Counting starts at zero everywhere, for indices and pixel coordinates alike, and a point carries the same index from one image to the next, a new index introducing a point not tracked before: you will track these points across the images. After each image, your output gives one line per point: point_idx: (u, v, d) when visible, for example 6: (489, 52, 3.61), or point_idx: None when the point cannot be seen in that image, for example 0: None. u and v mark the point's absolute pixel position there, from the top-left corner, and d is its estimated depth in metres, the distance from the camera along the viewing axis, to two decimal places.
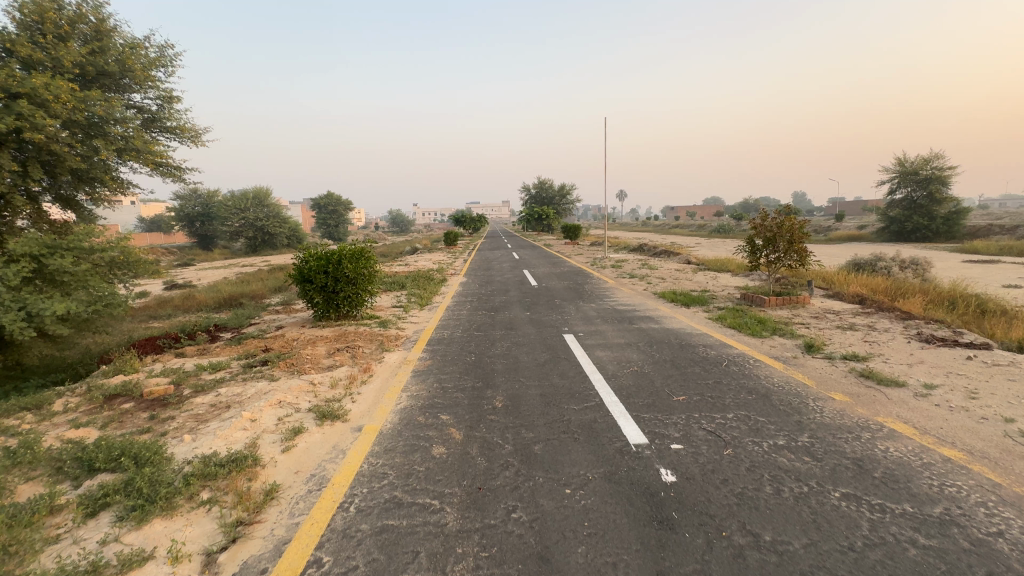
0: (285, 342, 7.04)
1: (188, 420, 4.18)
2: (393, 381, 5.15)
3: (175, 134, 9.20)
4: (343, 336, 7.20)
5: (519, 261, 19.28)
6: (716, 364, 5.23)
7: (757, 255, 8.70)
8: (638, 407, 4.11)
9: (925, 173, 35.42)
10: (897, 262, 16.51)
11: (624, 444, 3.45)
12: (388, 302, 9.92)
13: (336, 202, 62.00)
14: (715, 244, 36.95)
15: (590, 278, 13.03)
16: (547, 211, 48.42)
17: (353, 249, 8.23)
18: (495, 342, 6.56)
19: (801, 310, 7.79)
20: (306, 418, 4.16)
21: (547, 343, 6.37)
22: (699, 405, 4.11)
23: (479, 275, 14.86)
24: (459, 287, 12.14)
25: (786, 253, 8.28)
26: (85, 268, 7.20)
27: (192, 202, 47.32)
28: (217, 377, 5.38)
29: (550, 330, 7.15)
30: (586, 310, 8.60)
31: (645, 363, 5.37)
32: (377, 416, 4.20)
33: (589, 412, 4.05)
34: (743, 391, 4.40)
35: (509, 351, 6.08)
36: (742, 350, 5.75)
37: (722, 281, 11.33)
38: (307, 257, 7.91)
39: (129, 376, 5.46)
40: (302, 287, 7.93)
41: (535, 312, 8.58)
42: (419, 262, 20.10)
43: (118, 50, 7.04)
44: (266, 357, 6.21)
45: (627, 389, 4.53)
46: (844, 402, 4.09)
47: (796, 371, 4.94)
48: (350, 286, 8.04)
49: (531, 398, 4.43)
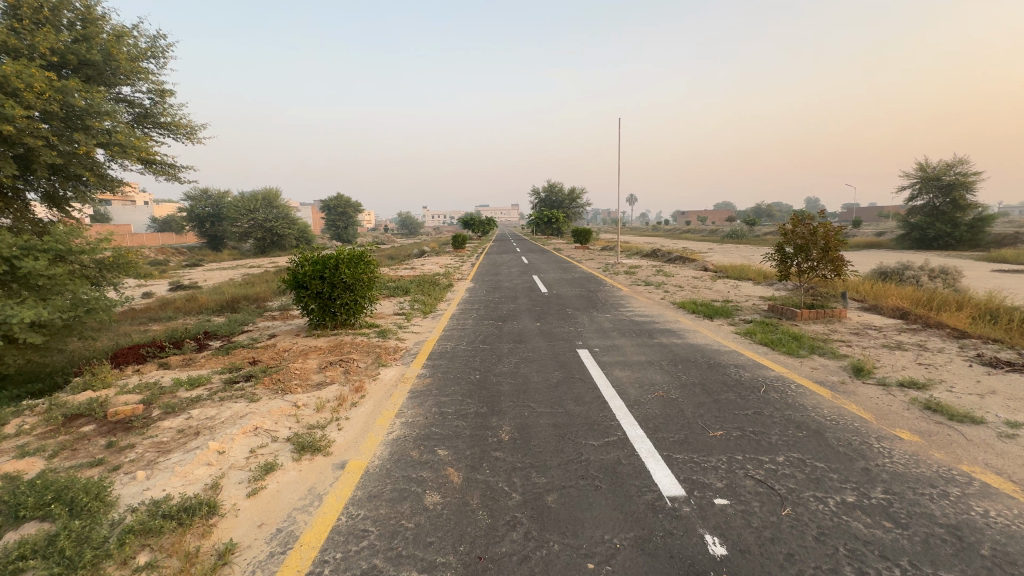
0: (275, 353, 6.52)
1: (150, 450, 3.64)
2: (386, 404, 4.58)
3: (168, 131, 8.79)
4: (337, 348, 6.66)
5: (528, 266, 18.68)
6: (753, 390, 4.60)
7: (787, 264, 8.03)
8: (669, 446, 3.49)
9: (948, 179, 34.36)
10: (925, 271, 15.72)
11: (656, 496, 2.84)
12: (390, 308, 9.38)
13: (345, 204, 61.86)
14: (729, 250, 36.09)
15: (603, 285, 12.42)
16: (557, 216, 47.75)
17: (352, 252, 7.67)
18: (502, 357, 5.98)
19: (837, 325, 7.11)
20: (282, 451, 3.60)
21: (560, 360, 5.77)
22: (742, 444, 3.48)
23: (487, 280, 14.34)
24: (465, 293, 11.60)
25: (821, 262, 7.61)
26: (63, 272, 6.77)
27: (202, 203, 47.42)
28: (193, 395, 4.86)
29: (562, 344, 6.55)
30: (601, 322, 7.98)
31: (672, 386, 4.75)
32: (365, 449, 3.63)
33: (611, 450, 3.45)
34: (791, 426, 3.77)
35: (517, 368, 5.49)
36: (780, 372, 5.10)
37: (744, 291, 10.66)
38: (302, 262, 7.39)
39: (98, 392, 4.97)
40: (296, 293, 7.42)
41: (546, 323, 7.98)
42: (426, 265, 19.70)
43: (103, 38, 6.60)
44: (251, 371, 5.68)
45: (654, 421, 3.92)
46: (914, 444, 3.44)
47: (847, 401, 4.29)
48: (348, 292, 7.50)
49: (543, 429, 3.83)
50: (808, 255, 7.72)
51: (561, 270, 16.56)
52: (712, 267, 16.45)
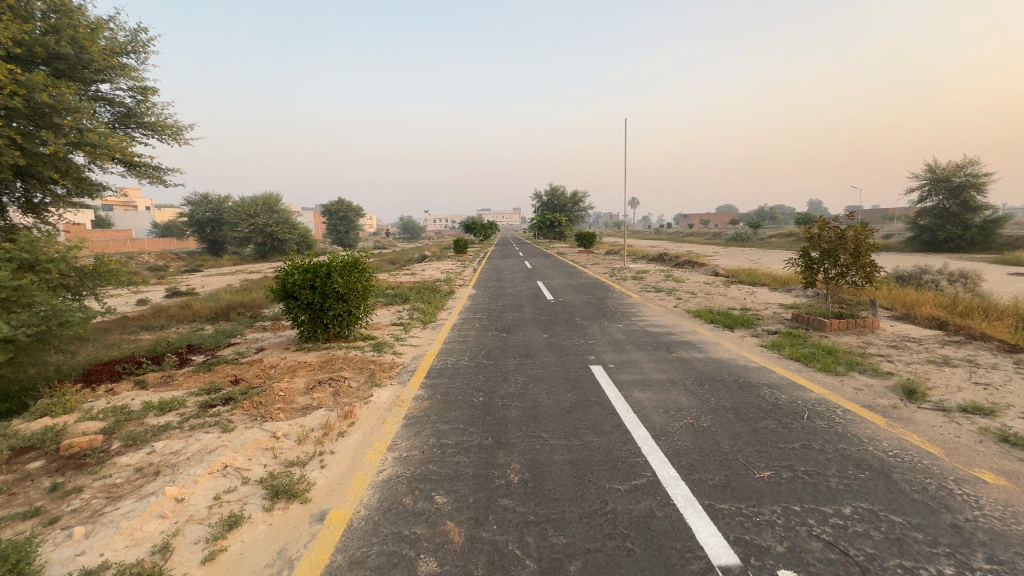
0: (260, 370, 5.98)
1: (98, 496, 3.10)
2: (377, 434, 4.04)
3: (152, 132, 8.30)
4: (328, 364, 6.12)
5: (531, 270, 18.11)
6: (795, 417, 4.04)
7: (814, 270, 7.47)
8: (709, 492, 2.94)
9: (957, 180, 33.74)
10: (945, 275, 15.13)
11: (705, 566, 2.30)
12: (387, 318, 8.84)
13: (346, 208, 61.46)
14: (736, 253, 35.59)
15: (611, 292, 11.85)
16: (558, 220, 47.52)
17: (346, 259, 7.12)
18: (508, 375, 5.43)
19: (871, 336, 6.54)
20: (252, 497, 3.05)
21: (572, 378, 5.22)
22: (796, 490, 2.93)
23: (490, 287, 13.82)
24: (467, 301, 11.06)
25: (850, 268, 7.05)
26: (28, 282, 6.28)
27: (203, 207, 47.08)
28: (161, 422, 4.32)
29: (573, 359, 5.99)
30: (613, 333, 7.42)
31: (701, 411, 4.19)
32: (350, 495, 3.09)
33: (642, 498, 2.90)
34: (848, 465, 3.21)
35: (525, 389, 4.94)
36: (821, 395, 4.54)
37: (761, 298, 10.10)
38: (291, 270, 6.83)
39: (57, 419, 4.43)
40: (285, 303, 6.86)
41: (554, 334, 7.42)
42: (427, 271, 19.13)
43: (76, 29, 6.10)
44: (231, 392, 5.13)
45: (687, 458, 3.36)
46: (1004, 490, 2.87)
47: (907, 431, 3.73)
48: (340, 303, 6.97)
49: (558, 469, 3.28)
50: (835, 261, 7.17)
51: (565, 275, 16.01)
52: (722, 271, 15.91)
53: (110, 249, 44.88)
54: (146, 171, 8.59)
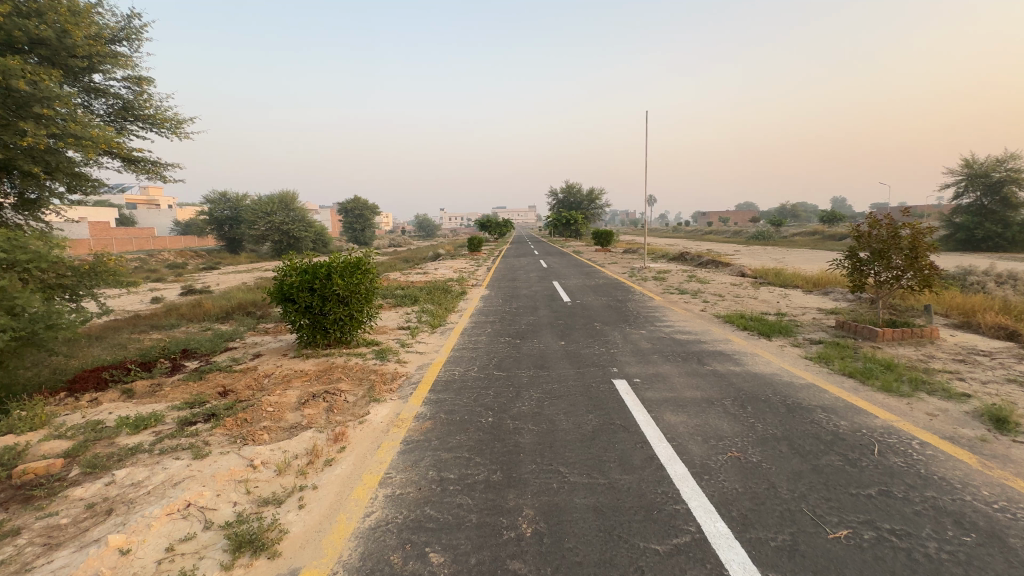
0: (252, 380, 5.51)
1: (33, 543, 2.61)
2: (369, 462, 3.50)
3: (151, 126, 7.99)
4: (326, 374, 5.63)
5: (546, 270, 17.53)
6: (863, 451, 3.38)
7: (863, 272, 6.72)
8: (773, 559, 2.32)
9: (997, 176, 32.01)
10: (992, 277, 14.09)
11: None
12: (393, 321, 8.34)
13: (362, 206, 61.48)
14: (760, 252, 34.49)
15: (632, 294, 11.18)
16: (576, 216, 46.81)
17: (347, 259, 6.64)
18: (521, 390, 4.86)
19: (931, 348, 5.80)
20: (210, 550, 2.53)
21: (593, 396, 4.62)
22: (886, 560, 2.29)
23: (505, 287, 13.27)
24: (480, 302, 10.53)
25: (906, 271, 6.30)
26: (10, 283, 5.91)
27: (221, 206, 47.53)
28: (132, 443, 3.85)
29: (594, 371, 5.39)
30: (637, 341, 6.78)
31: (748, 441, 3.56)
32: (327, 548, 2.55)
33: (687, 566, 2.30)
34: (944, 522, 2.56)
35: (540, 408, 4.36)
36: (888, 423, 3.86)
37: (797, 302, 9.33)
38: (288, 271, 6.36)
39: (20, 438, 4.00)
40: (283, 307, 6.40)
41: (571, 341, 6.83)
42: (439, 270, 18.55)
43: (61, 13, 5.73)
44: (215, 406, 4.66)
45: (738, 508, 2.75)
46: None
47: (1009, 474, 3.04)
48: (341, 307, 6.48)
49: (580, 519, 2.69)
50: (888, 263, 6.42)
51: (583, 275, 15.35)
52: (749, 271, 15.04)
53: (131, 246, 45.57)
54: (145, 166, 8.32)
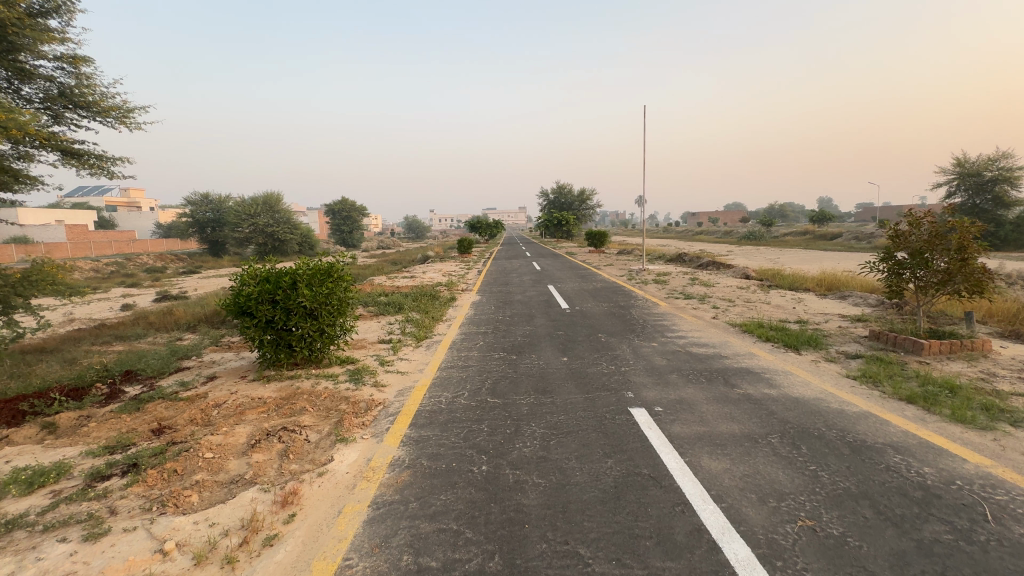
0: (197, 412, 4.59)
1: None
2: (323, 538, 2.63)
3: (93, 115, 7.05)
4: (287, 403, 4.72)
5: (540, 273, 16.75)
6: (973, 517, 2.58)
7: (901, 276, 5.98)
8: None
9: (988, 175, 31.80)
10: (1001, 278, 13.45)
11: None
12: (373, 334, 7.46)
13: (349, 207, 60.32)
14: (755, 253, 34.06)
15: (635, 299, 10.38)
16: (569, 216, 46.21)
17: (317, 265, 5.76)
18: (520, 424, 4.02)
19: (988, 364, 5.06)
20: None
21: (608, 432, 3.79)
22: None
23: (498, 292, 12.40)
24: (470, 310, 9.67)
25: (953, 275, 5.54)
26: None
27: (202, 207, 46.03)
28: (14, 512, 2.92)
29: (606, 397, 4.56)
30: (649, 356, 5.96)
31: (818, 503, 2.75)
32: None
33: None
34: None
35: (545, 451, 3.51)
36: (986, 470, 3.07)
37: (815, 307, 8.59)
38: (246, 280, 5.45)
39: None
40: (240, 322, 5.47)
41: (575, 357, 6.00)
42: (428, 273, 17.65)
43: None
44: (141, 450, 3.74)
45: None
46: None
47: None
48: (308, 321, 5.58)
49: None
50: (932, 266, 5.67)
51: (579, 279, 14.55)
52: (752, 273, 14.34)
53: (108, 249, 43.96)
54: (88, 160, 7.36)
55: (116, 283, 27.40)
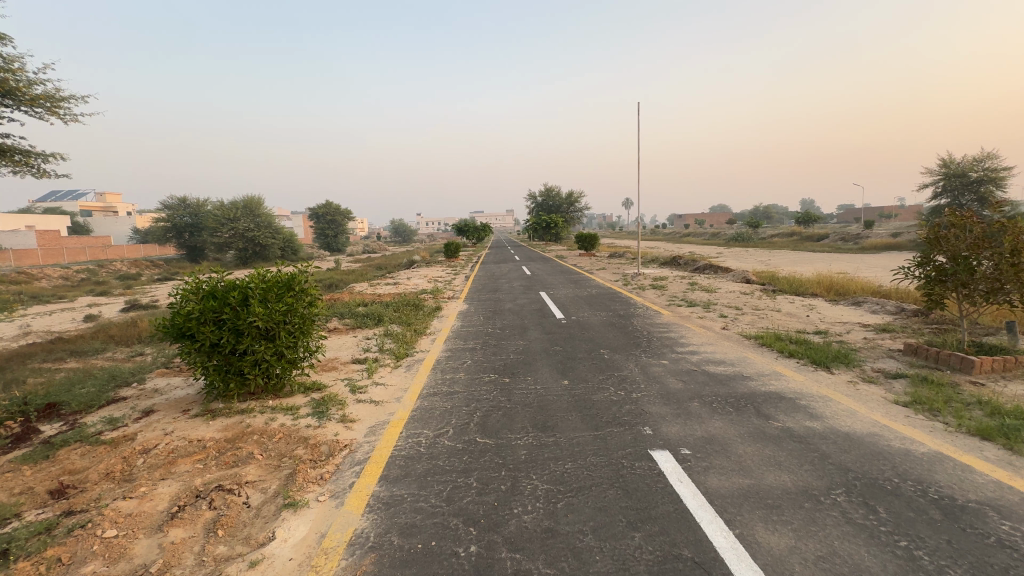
0: (116, 463, 3.69)
1: None
2: None
3: (15, 103, 6.10)
4: (231, 448, 3.85)
5: (531, 278, 15.94)
6: None
7: (944, 285, 5.31)
8: None
9: (974, 175, 31.90)
10: None
11: None
12: (347, 353, 6.60)
13: (334, 211, 59.06)
14: (746, 255, 33.75)
15: (634, 307, 9.65)
16: (558, 220, 45.22)
17: (273, 278, 4.90)
18: (517, 477, 3.21)
19: None
20: None
21: (629, 488, 2.99)
22: None
23: (488, 299, 11.61)
24: (457, 322, 8.84)
25: (1005, 283, 4.88)
26: None
27: (180, 211, 44.44)
28: None
29: (620, 435, 3.78)
30: (662, 377, 5.20)
31: None
32: None
33: None
34: None
35: (551, 521, 2.71)
36: None
37: (831, 315, 7.92)
38: (187, 296, 4.57)
39: None
40: (180, 347, 4.59)
41: (576, 379, 5.21)
42: (414, 279, 16.85)
43: None
44: (24, 527, 2.85)
45: None
46: None
47: None
48: (264, 344, 4.72)
49: None
50: (980, 273, 5.01)
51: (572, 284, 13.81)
52: (752, 276, 13.75)
53: (81, 255, 42.20)
54: (14, 156, 6.40)
55: (84, 292, 25.94)
